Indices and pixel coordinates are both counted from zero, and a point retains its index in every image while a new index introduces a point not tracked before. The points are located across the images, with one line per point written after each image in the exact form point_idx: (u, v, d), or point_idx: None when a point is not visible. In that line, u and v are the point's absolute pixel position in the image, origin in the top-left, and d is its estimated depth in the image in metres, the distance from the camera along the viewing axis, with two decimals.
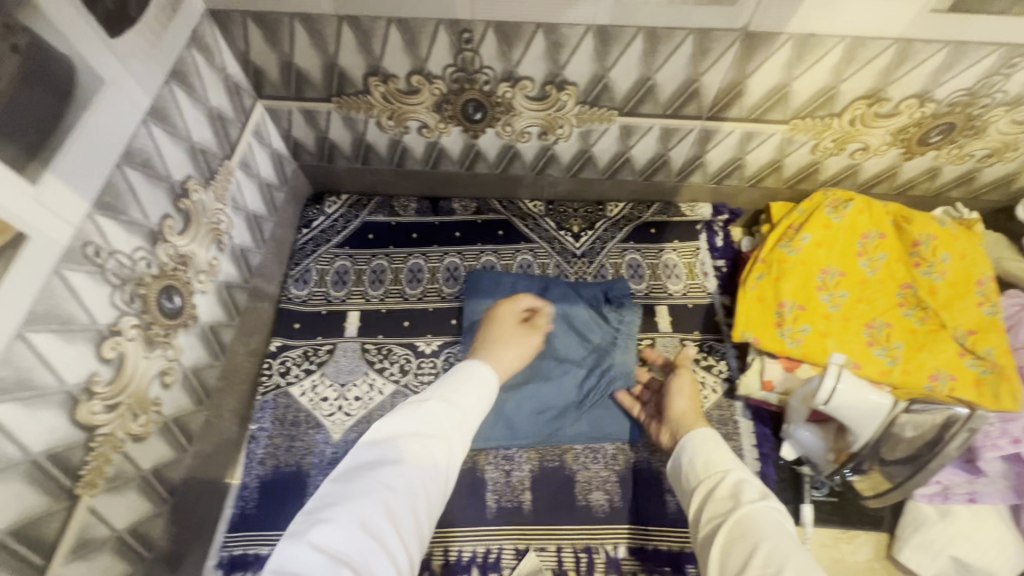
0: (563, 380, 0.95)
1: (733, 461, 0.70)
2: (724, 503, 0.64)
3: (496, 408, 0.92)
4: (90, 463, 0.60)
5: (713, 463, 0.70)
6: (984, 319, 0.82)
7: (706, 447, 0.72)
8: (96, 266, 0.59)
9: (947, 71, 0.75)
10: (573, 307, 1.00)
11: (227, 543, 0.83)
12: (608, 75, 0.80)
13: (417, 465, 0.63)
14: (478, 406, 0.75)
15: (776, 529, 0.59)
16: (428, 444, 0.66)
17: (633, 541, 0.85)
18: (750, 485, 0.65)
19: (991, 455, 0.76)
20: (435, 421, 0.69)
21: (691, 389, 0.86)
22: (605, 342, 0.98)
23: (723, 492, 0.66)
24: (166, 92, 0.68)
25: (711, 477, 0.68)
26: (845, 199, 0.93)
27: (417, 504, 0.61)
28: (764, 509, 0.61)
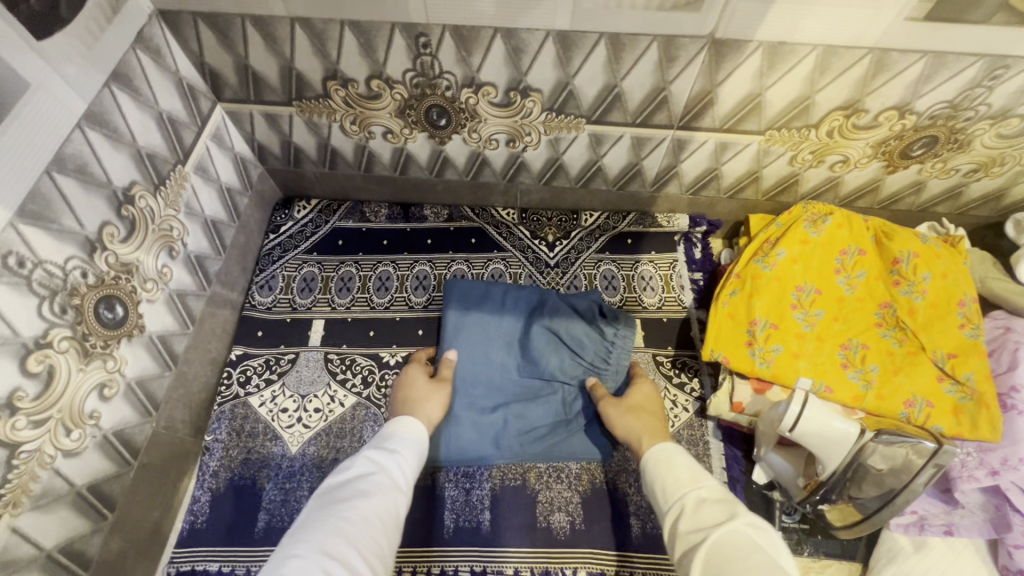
0: (552, 400, 0.90)
1: (691, 478, 0.63)
2: (690, 536, 0.57)
3: (483, 424, 0.88)
4: (12, 481, 0.58)
5: (670, 489, 0.63)
6: (965, 342, 0.78)
7: (662, 471, 0.65)
8: (20, 277, 0.57)
9: (927, 82, 0.71)
10: (568, 322, 0.93)
11: (174, 558, 0.81)
12: (572, 81, 0.77)
13: (367, 497, 0.63)
14: (419, 440, 0.75)
15: (749, 555, 0.51)
16: (372, 479, 0.65)
17: (618, 570, 0.81)
18: (713, 506, 0.58)
19: (968, 487, 0.73)
20: (378, 459, 0.69)
21: (628, 409, 0.80)
22: (599, 359, 0.91)
23: (687, 521, 0.58)
24: (105, 97, 0.66)
25: (674, 507, 0.61)
26: (824, 213, 0.89)
27: (377, 529, 0.60)
28: (736, 534, 0.53)
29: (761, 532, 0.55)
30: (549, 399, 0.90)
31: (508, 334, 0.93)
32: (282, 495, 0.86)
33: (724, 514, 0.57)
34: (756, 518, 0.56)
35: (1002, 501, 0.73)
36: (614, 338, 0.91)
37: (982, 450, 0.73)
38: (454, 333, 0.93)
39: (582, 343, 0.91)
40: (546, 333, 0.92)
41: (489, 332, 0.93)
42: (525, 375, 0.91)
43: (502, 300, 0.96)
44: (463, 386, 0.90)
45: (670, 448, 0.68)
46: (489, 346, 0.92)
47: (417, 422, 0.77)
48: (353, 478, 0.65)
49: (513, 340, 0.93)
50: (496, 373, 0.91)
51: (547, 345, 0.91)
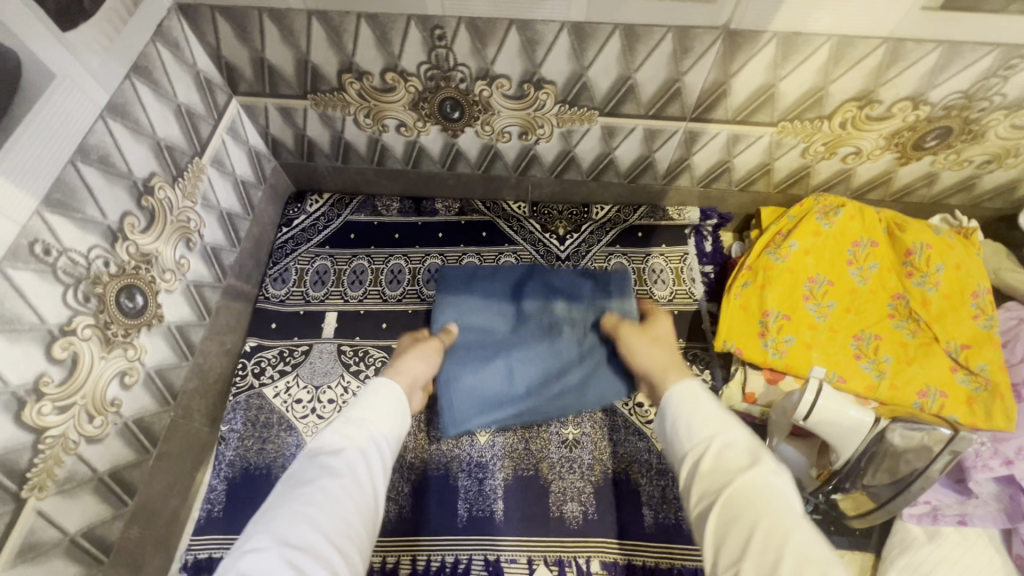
0: (557, 341, 0.93)
1: (719, 420, 0.58)
2: (711, 479, 0.53)
3: (486, 373, 0.90)
4: (38, 466, 0.59)
5: (697, 429, 0.58)
6: (979, 333, 0.78)
7: (688, 409, 0.60)
8: (45, 265, 0.58)
9: (941, 72, 0.71)
10: (559, 274, 0.99)
11: (192, 546, 0.82)
12: (586, 74, 0.77)
13: (335, 477, 0.57)
14: (396, 405, 0.67)
15: (772, 503, 0.49)
16: (342, 455, 0.59)
17: (620, 558, 0.82)
18: (737, 452, 0.55)
19: (982, 476, 0.72)
20: (349, 431, 0.62)
21: (652, 342, 0.79)
22: (599, 299, 0.96)
23: (710, 463, 0.55)
24: (126, 88, 0.66)
25: (697, 449, 0.57)
26: (836, 205, 0.89)
27: (345, 512, 0.55)
28: (761, 484, 0.51)
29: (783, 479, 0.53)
30: (555, 343, 0.93)
31: (500, 292, 0.98)
32: None
33: (749, 459, 0.53)
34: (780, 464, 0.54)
35: (1016, 491, 0.72)
36: (613, 276, 0.98)
37: (996, 440, 0.73)
38: (446, 304, 0.96)
39: (580, 286, 0.98)
40: (542, 286, 0.98)
41: (485, 294, 0.98)
42: (523, 326, 0.95)
43: (494, 270, 1.00)
44: (463, 348, 0.92)
45: (694, 383, 0.62)
46: (482, 308, 0.96)
47: (393, 386, 0.69)
48: (321, 453, 0.60)
49: (506, 297, 0.98)
50: (497, 329, 0.95)
51: (543, 297, 0.97)
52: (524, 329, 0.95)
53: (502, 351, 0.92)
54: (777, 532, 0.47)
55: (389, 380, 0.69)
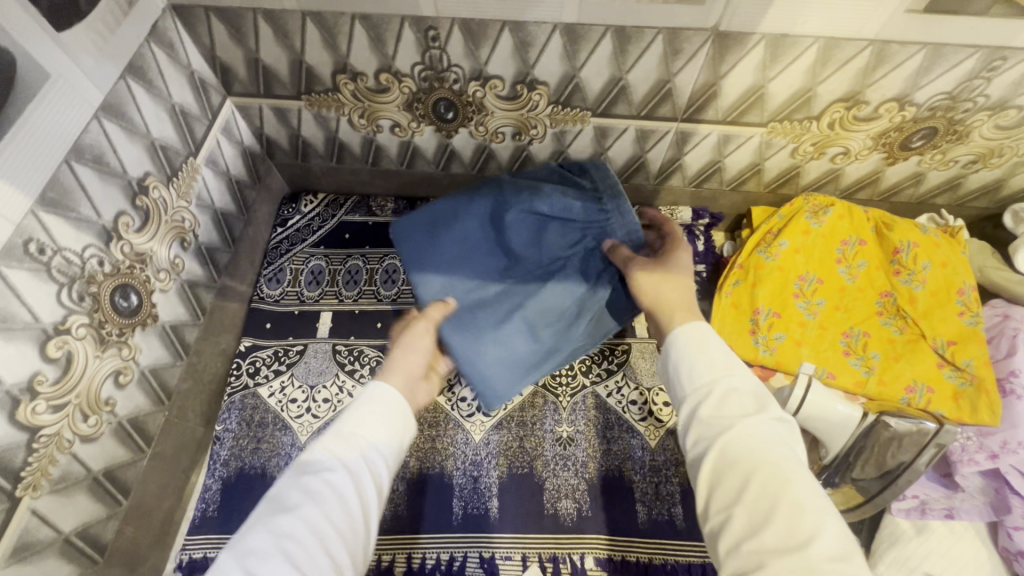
0: (555, 282, 0.81)
1: (725, 365, 0.56)
2: (711, 422, 0.52)
3: (500, 337, 0.79)
4: (32, 465, 0.59)
5: (701, 372, 0.55)
6: (965, 330, 0.80)
7: (694, 352, 0.57)
8: (40, 264, 0.58)
9: (926, 74, 0.73)
10: (540, 196, 0.81)
11: (186, 546, 0.82)
12: (578, 74, 0.78)
13: (318, 506, 0.49)
14: (393, 418, 0.59)
15: (769, 451, 0.48)
16: (328, 479, 0.52)
17: (609, 553, 0.82)
18: (741, 398, 0.53)
19: (968, 470, 0.74)
20: (340, 451, 0.55)
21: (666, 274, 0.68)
22: (595, 214, 0.81)
23: (712, 408, 0.53)
24: (120, 88, 0.67)
25: (698, 392, 0.55)
26: (826, 204, 0.89)
27: (326, 550, 0.47)
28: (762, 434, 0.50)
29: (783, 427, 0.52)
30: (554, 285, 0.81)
31: (480, 238, 0.83)
32: None
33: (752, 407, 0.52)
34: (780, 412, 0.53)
35: (1002, 484, 0.74)
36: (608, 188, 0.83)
37: (983, 435, 0.74)
38: (431, 283, 0.80)
39: (569, 205, 0.81)
40: (524, 213, 0.82)
41: (462, 244, 0.82)
42: (516, 272, 0.82)
43: (466, 216, 0.83)
44: (466, 322, 0.78)
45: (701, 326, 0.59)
46: (469, 267, 0.81)
47: (390, 395, 0.60)
48: (306, 474, 0.52)
49: (486, 241, 0.83)
50: (481, 280, 0.81)
51: (531, 229, 0.82)
52: (519, 270, 0.82)
53: (512, 307, 0.80)
54: (773, 485, 0.46)
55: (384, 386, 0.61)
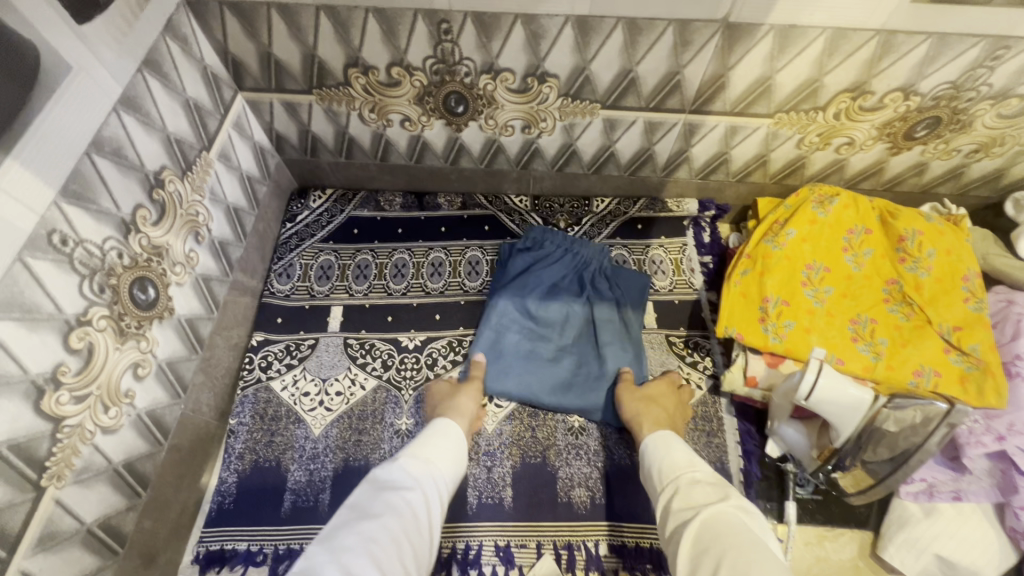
0: (596, 307, 0.97)
1: (686, 465, 0.70)
2: (682, 512, 0.63)
3: (593, 377, 0.93)
4: (56, 455, 0.59)
5: (666, 472, 0.70)
6: (970, 315, 0.81)
7: (661, 454, 0.73)
8: (63, 255, 0.59)
9: (931, 63, 0.74)
10: (534, 276, 0.99)
11: (204, 538, 0.83)
12: (589, 67, 0.79)
13: (397, 515, 0.61)
14: (452, 455, 0.74)
15: (733, 529, 0.57)
16: (405, 495, 0.64)
17: (609, 539, 0.83)
18: (704, 488, 0.65)
19: (975, 452, 0.74)
20: (414, 472, 0.68)
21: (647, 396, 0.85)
22: (573, 267, 1.01)
23: (681, 500, 0.65)
24: (138, 81, 0.67)
25: (668, 489, 0.68)
26: (831, 194, 0.92)
27: (404, 551, 0.58)
28: (723, 512, 0.59)
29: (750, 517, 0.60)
30: (600, 310, 0.97)
31: (526, 329, 0.97)
32: (307, 475, 0.88)
33: (714, 495, 0.63)
34: (744, 502, 0.62)
35: (1008, 466, 0.74)
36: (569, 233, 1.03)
37: (989, 417, 0.75)
38: (519, 387, 0.91)
39: (543, 261, 1.01)
40: (538, 288, 0.99)
41: (522, 352, 0.95)
42: (562, 338, 0.97)
43: (498, 329, 0.96)
44: (566, 394, 0.91)
45: (665, 434, 0.76)
46: (535, 360, 0.94)
47: (451, 430, 0.77)
48: (386, 489, 0.64)
49: (528, 325, 0.97)
50: (548, 366, 0.93)
51: (545, 299, 0.98)
52: (566, 335, 0.97)
53: (588, 359, 0.95)
54: (735, 549, 0.54)
55: (449, 425, 0.77)
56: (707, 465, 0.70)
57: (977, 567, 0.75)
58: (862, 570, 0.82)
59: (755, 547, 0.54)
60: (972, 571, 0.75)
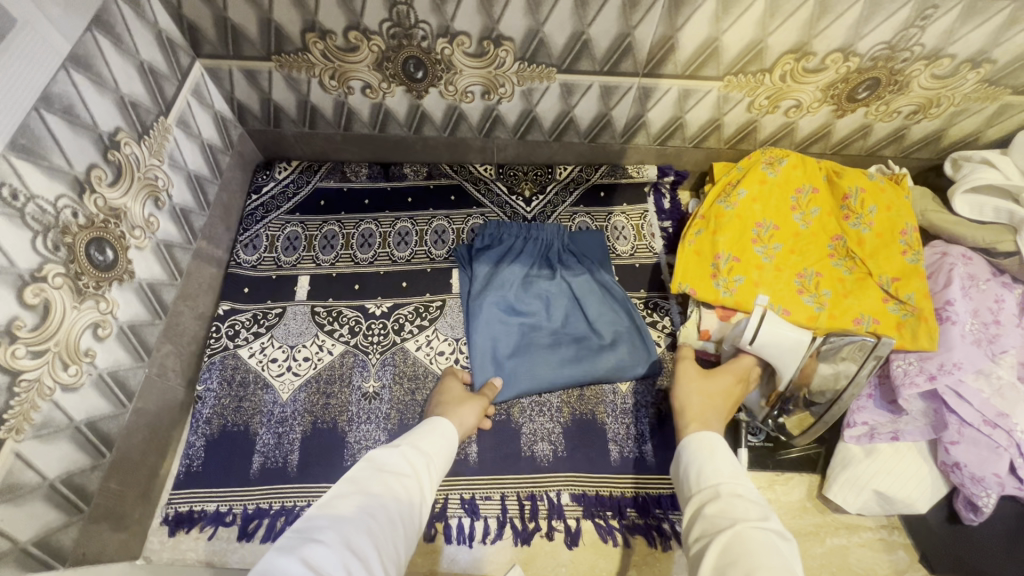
0: (571, 281, 0.99)
1: (731, 474, 0.62)
2: (716, 521, 0.56)
3: (588, 341, 0.95)
4: (14, 408, 0.60)
5: (708, 475, 0.62)
6: (907, 266, 0.85)
7: (705, 457, 0.64)
8: (14, 209, 0.59)
9: (866, 23, 0.77)
10: (506, 272, 0.99)
11: (172, 500, 0.85)
12: (542, 29, 0.81)
13: (395, 497, 0.58)
14: (445, 449, 0.71)
15: (767, 552, 0.50)
16: (405, 479, 0.61)
17: (636, 493, 0.86)
18: (744, 503, 0.57)
19: (910, 393, 0.78)
20: (412, 459, 0.65)
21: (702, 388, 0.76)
22: (543, 253, 1.02)
23: (716, 508, 0.58)
24: (88, 39, 0.67)
25: (706, 492, 0.61)
26: (781, 156, 0.95)
27: (398, 534, 0.56)
28: (762, 534, 0.53)
29: (788, 545, 0.54)
30: (576, 282, 0.99)
31: (513, 324, 0.96)
32: (275, 438, 0.89)
33: (756, 512, 0.56)
34: (785, 528, 0.55)
35: (940, 405, 0.79)
36: (523, 223, 1.06)
37: (922, 359, 0.79)
38: (523, 376, 0.92)
39: (513, 260, 1.00)
40: (513, 282, 0.98)
41: (514, 349, 0.95)
42: (550, 320, 0.97)
43: (491, 333, 0.95)
44: (570, 368, 0.92)
45: (710, 433, 0.67)
46: (530, 350, 0.94)
47: (449, 429, 0.73)
48: (386, 470, 0.61)
49: (514, 319, 0.97)
50: (547, 352, 0.94)
51: (523, 291, 0.98)
52: (552, 314, 0.98)
53: (580, 328, 0.97)
54: (769, 572, 0.48)
55: (450, 425, 0.75)
56: (751, 482, 0.62)
57: (910, 499, 0.80)
58: (809, 510, 0.87)
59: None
60: (906, 503, 0.80)
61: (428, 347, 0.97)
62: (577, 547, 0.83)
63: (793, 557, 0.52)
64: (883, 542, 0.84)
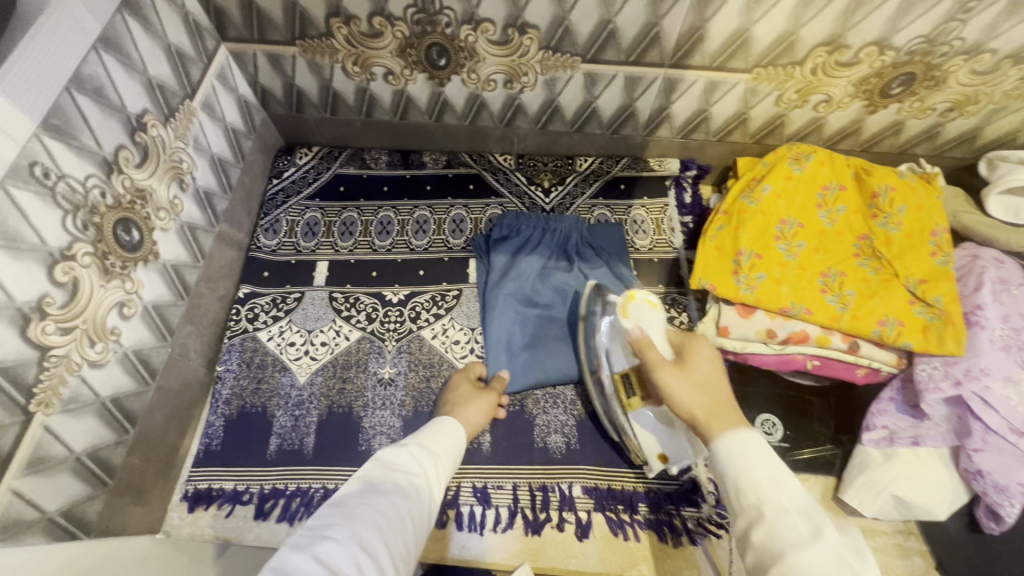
0: (589, 274, 0.98)
1: (770, 482, 0.48)
2: (763, 552, 0.45)
3: None
4: (44, 382, 0.62)
5: (744, 490, 0.49)
6: (936, 269, 0.82)
7: (738, 464, 0.50)
8: (45, 188, 0.60)
9: (904, 16, 0.75)
10: (526, 263, 0.99)
11: (192, 478, 0.87)
12: (568, 18, 0.80)
13: (405, 497, 0.56)
14: (453, 447, 0.68)
15: None
16: (414, 477, 0.59)
17: (663, 487, 0.86)
18: (792, 522, 0.45)
19: (933, 398, 0.76)
20: (420, 458, 0.62)
21: (697, 380, 0.62)
22: (562, 246, 1.02)
23: (764, 534, 0.46)
24: (117, 21, 0.68)
25: (747, 513, 0.48)
26: (808, 152, 0.94)
27: (409, 533, 0.54)
28: (832, 559, 0.42)
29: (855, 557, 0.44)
30: (594, 275, 0.98)
31: (530, 316, 0.96)
32: (292, 421, 0.90)
33: (807, 530, 0.44)
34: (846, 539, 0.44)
35: (965, 411, 0.76)
36: (542, 214, 1.05)
37: (947, 364, 0.77)
38: (536, 367, 0.92)
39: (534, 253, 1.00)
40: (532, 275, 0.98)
41: (531, 343, 0.94)
42: (565, 313, 0.97)
43: (508, 324, 0.95)
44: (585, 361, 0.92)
45: (745, 430, 0.53)
46: (545, 342, 0.94)
47: (456, 428, 0.71)
48: (395, 469, 0.59)
49: (531, 311, 0.97)
50: (562, 345, 0.94)
51: (540, 284, 0.98)
52: (568, 307, 0.97)
53: None
54: None
55: (456, 423, 0.72)
56: (796, 479, 0.49)
57: (930, 504, 0.79)
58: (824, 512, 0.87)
59: None
60: (925, 509, 0.79)
61: (443, 336, 0.97)
62: (587, 540, 0.84)
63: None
64: (899, 547, 0.86)
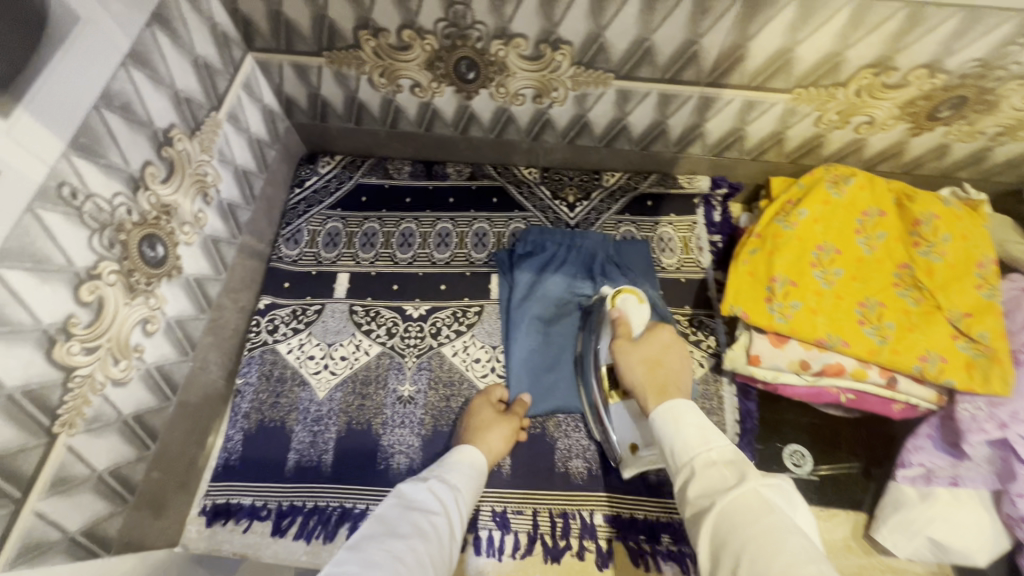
0: None
1: (700, 439, 0.58)
2: (698, 503, 0.54)
3: None
4: (68, 403, 0.61)
5: (679, 452, 0.58)
6: (982, 302, 0.79)
7: (671, 430, 0.60)
8: (72, 208, 0.59)
9: (959, 39, 0.71)
10: (549, 282, 0.97)
11: (210, 492, 0.86)
12: (603, 34, 0.77)
13: (425, 539, 0.55)
14: (474, 483, 0.67)
15: (756, 520, 0.49)
16: (433, 518, 0.58)
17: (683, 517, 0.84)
18: (720, 469, 0.55)
19: (977, 439, 0.73)
20: (439, 496, 0.62)
21: (645, 361, 0.72)
22: (586, 265, 0.99)
23: (697, 487, 0.55)
24: (147, 36, 0.67)
25: (682, 471, 0.58)
26: (847, 175, 0.90)
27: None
28: (752, 494, 0.51)
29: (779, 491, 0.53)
30: None
31: (553, 337, 0.95)
32: (310, 437, 0.89)
33: (733, 477, 0.54)
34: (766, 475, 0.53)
35: (1009, 453, 0.73)
36: (567, 230, 1.03)
37: (992, 405, 0.73)
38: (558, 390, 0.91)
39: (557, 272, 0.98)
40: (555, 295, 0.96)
41: (553, 363, 0.93)
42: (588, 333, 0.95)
43: (531, 344, 0.94)
44: None
45: (681, 402, 0.62)
46: (566, 363, 0.93)
47: (477, 456, 0.71)
48: (415, 508, 0.58)
49: (554, 331, 0.95)
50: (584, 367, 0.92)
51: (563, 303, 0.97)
52: None
53: None
54: (768, 539, 0.47)
55: (475, 452, 0.72)
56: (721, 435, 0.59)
57: (969, 550, 0.76)
58: (853, 549, 0.84)
59: (785, 539, 0.47)
60: (963, 554, 0.76)
61: (464, 353, 0.96)
62: (607, 570, 0.82)
63: (786, 506, 0.51)
64: None
